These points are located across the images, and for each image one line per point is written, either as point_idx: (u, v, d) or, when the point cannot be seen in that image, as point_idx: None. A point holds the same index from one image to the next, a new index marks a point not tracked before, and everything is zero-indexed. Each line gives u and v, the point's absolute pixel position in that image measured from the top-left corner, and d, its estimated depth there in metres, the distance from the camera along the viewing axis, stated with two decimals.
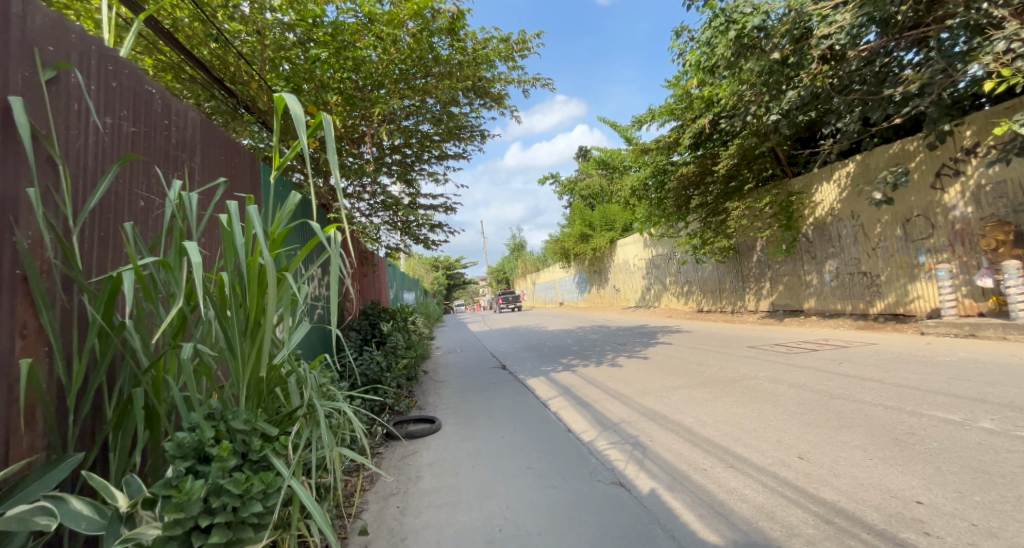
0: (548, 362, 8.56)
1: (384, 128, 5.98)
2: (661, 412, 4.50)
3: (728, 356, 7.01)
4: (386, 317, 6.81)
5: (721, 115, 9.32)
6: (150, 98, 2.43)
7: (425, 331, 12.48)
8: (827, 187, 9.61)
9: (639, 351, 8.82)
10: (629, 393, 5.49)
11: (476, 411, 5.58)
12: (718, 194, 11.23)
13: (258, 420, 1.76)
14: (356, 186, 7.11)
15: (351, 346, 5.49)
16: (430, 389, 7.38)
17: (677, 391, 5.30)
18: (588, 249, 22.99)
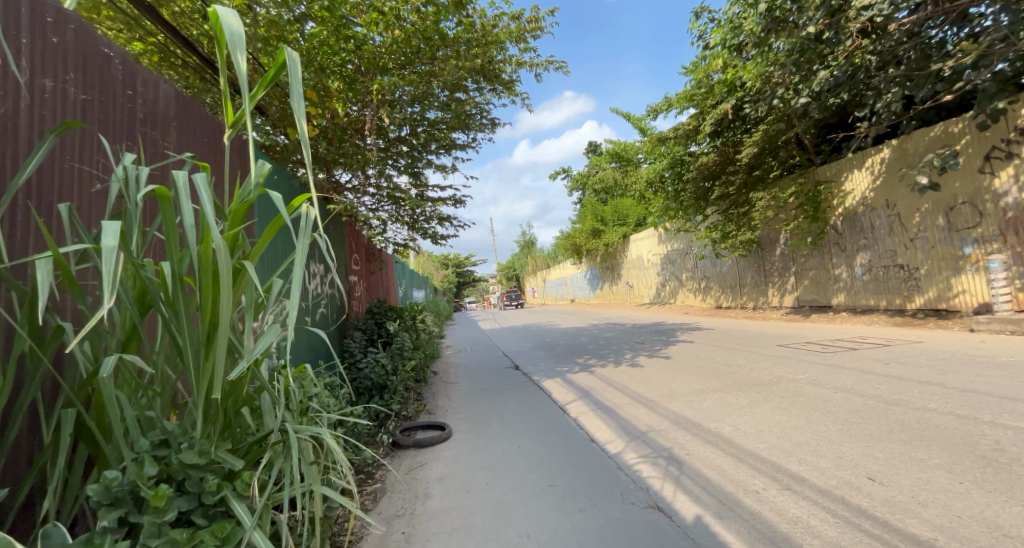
0: (563, 362, 8.16)
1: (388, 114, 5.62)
2: (695, 419, 4.08)
3: (757, 355, 6.55)
4: (393, 315, 6.47)
5: (745, 99, 8.81)
6: (107, 61, 2.07)
7: (435, 330, 12.15)
8: (858, 173, 9.09)
9: (658, 350, 8.39)
10: (655, 396, 5.06)
11: (489, 416, 5.21)
12: (740, 185, 10.70)
13: (218, 451, 1.37)
14: (360, 179, 6.79)
15: (355, 348, 5.17)
16: (440, 390, 7.02)
17: (707, 395, 4.87)
18: (601, 245, 22.52)
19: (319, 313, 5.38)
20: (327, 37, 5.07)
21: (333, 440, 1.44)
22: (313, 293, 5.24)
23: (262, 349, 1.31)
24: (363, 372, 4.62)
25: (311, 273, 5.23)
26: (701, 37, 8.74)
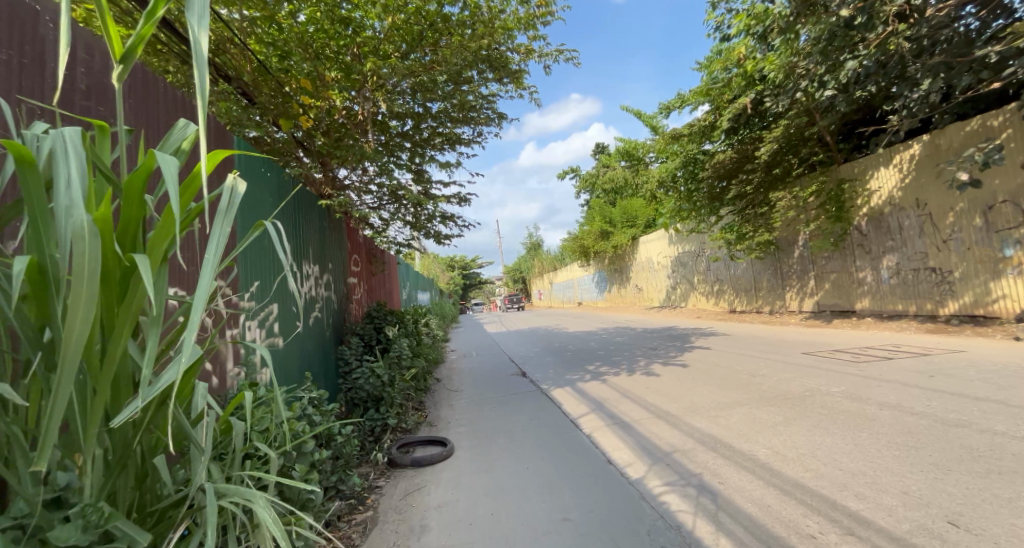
0: (573, 369, 7.77)
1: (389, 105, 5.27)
2: (724, 438, 3.67)
3: (784, 364, 6.11)
4: (393, 320, 6.13)
5: (766, 92, 8.41)
6: (31, 17, 1.74)
7: (440, 333, 11.79)
8: (885, 171, 8.65)
9: (673, 357, 7.97)
10: (676, 410, 4.64)
11: (494, 431, 4.82)
12: (758, 184, 10.28)
13: (111, 521, 1.01)
14: (360, 176, 6.47)
15: (350, 356, 4.84)
16: (443, 399, 6.64)
17: (732, 409, 4.46)
18: (609, 247, 22.07)
19: (312, 319, 5.03)
20: (324, 20, 4.74)
21: (267, 514, 1.12)
22: (305, 297, 4.89)
23: (165, 379, 0.92)
24: (357, 383, 4.25)
25: (304, 275, 4.90)
26: (720, 27, 8.33)
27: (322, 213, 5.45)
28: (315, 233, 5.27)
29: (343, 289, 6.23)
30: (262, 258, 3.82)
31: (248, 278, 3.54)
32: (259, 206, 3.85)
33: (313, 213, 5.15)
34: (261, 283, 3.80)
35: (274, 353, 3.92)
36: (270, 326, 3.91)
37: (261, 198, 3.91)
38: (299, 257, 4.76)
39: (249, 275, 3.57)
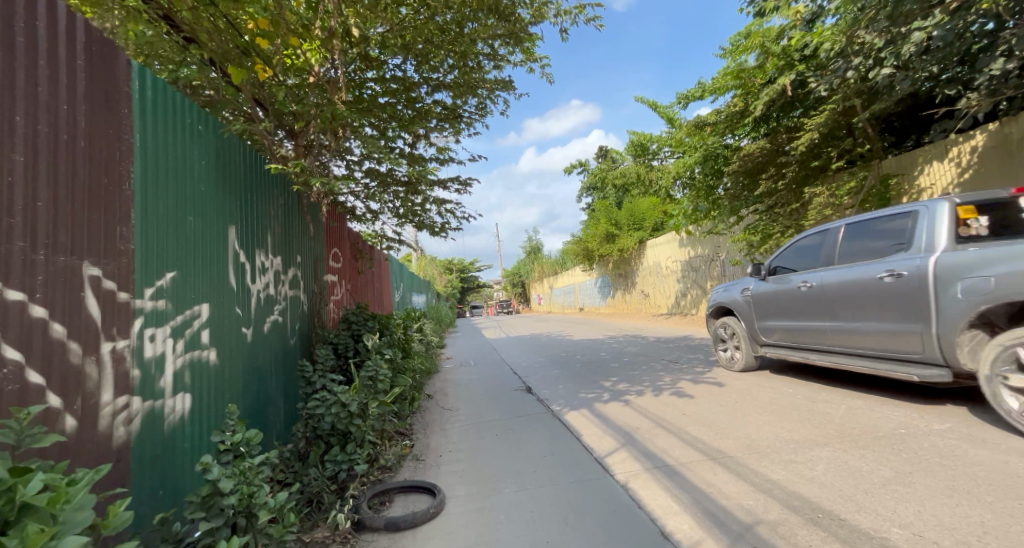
0: (586, 386, 6.73)
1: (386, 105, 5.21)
2: (823, 504, 2.63)
3: (845, 389, 5.07)
4: (375, 327, 5.04)
5: (809, 73, 7.54)
6: None
7: (434, 338, 10.69)
8: (938, 165, 7.70)
9: (701, 373, 6.94)
10: (734, 453, 3.59)
11: (496, 475, 3.73)
12: (793, 181, 9.14)
13: None
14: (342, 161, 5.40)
15: (311, 371, 3.75)
16: (434, 422, 5.56)
17: (810, 452, 3.41)
18: (614, 250, 21.05)
19: (267, 325, 3.97)
20: None
21: None
22: (258, 298, 3.83)
23: None
24: (314, 414, 3.16)
25: (258, 270, 3.85)
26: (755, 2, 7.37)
27: (282, 192, 4.37)
28: (276, 220, 4.23)
29: (318, 289, 5.19)
30: (186, 242, 2.77)
31: (156, 266, 2.49)
32: (186, 171, 2.80)
33: (271, 191, 4.09)
34: (184, 275, 2.74)
35: (200, 371, 2.87)
36: (197, 335, 2.85)
37: (192, 162, 2.86)
38: (251, 246, 3.70)
39: (159, 264, 2.51)
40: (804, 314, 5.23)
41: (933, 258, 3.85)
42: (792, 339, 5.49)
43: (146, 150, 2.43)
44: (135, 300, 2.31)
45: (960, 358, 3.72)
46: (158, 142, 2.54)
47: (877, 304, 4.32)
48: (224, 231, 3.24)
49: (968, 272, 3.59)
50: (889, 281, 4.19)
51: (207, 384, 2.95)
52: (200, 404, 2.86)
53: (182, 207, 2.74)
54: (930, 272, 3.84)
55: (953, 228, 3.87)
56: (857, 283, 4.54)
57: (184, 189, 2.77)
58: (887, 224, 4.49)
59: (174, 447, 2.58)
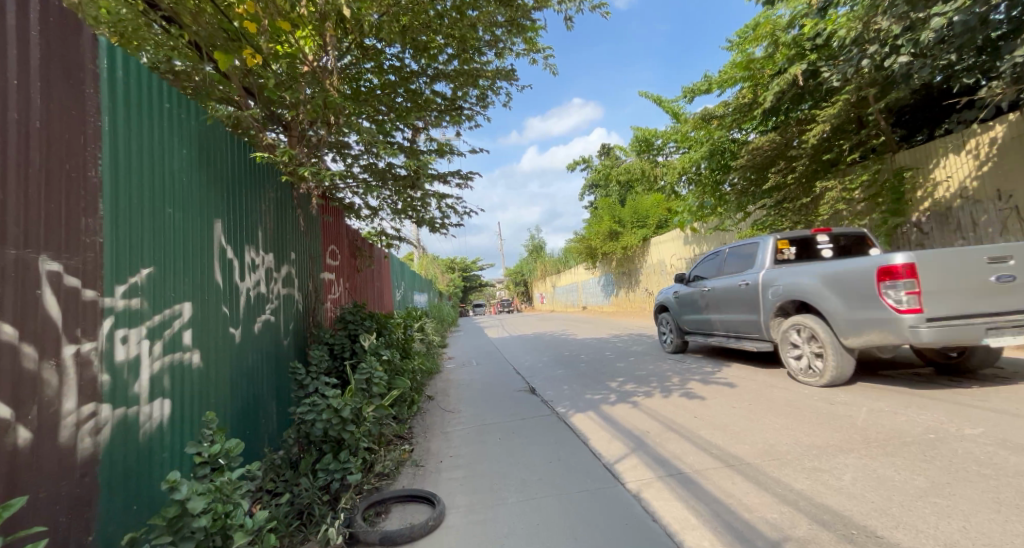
0: (592, 387, 6.53)
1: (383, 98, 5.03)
2: (855, 519, 2.42)
3: (863, 390, 4.87)
4: (372, 326, 4.84)
5: (821, 63, 7.30)
6: None
7: (435, 337, 10.51)
8: (954, 158, 7.47)
9: (710, 373, 6.73)
10: (751, 459, 3.38)
11: (499, 484, 3.53)
12: (803, 175, 8.91)
13: None
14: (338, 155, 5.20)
15: (304, 373, 3.56)
16: (434, 425, 5.38)
17: (834, 459, 3.19)
18: (618, 248, 20.85)
19: (258, 325, 3.77)
20: None
21: None
22: (248, 297, 3.63)
23: None
24: (304, 420, 2.96)
25: (248, 267, 3.65)
26: None
27: (273, 185, 4.15)
28: (268, 215, 4.03)
29: (313, 287, 4.99)
30: (165, 236, 2.57)
31: (130, 261, 2.29)
32: (166, 160, 2.60)
33: (260, 183, 3.88)
34: (162, 272, 2.55)
35: (181, 374, 2.68)
36: (178, 336, 2.66)
37: (173, 150, 2.66)
38: (240, 242, 3.51)
39: (134, 259, 2.32)
40: (706, 309, 7.31)
41: (761, 273, 6.04)
42: (701, 327, 7.55)
43: (118, 135, 2.23)
44: (102, 299, 2.11)
45: (774, 334, 5.83)
46: (133, 127, 2.34)
47: (737, 303, 6.43)
48: (211, 226, 3.05)
49: (776, 281, 5.73)
50: (744, 286, 6.31)
51: (189, 389, 2.75)
52: (181, 410, 2.67)
53: (160, 199, 2.54)
54: (760, 281, 5.99)
55: (775, 254, 6.08)
56: (731, 287, 6.64)
57: (164, 179, 2.58)
58: (750, 247, 6.62)
59: (151, 459, 2.38)
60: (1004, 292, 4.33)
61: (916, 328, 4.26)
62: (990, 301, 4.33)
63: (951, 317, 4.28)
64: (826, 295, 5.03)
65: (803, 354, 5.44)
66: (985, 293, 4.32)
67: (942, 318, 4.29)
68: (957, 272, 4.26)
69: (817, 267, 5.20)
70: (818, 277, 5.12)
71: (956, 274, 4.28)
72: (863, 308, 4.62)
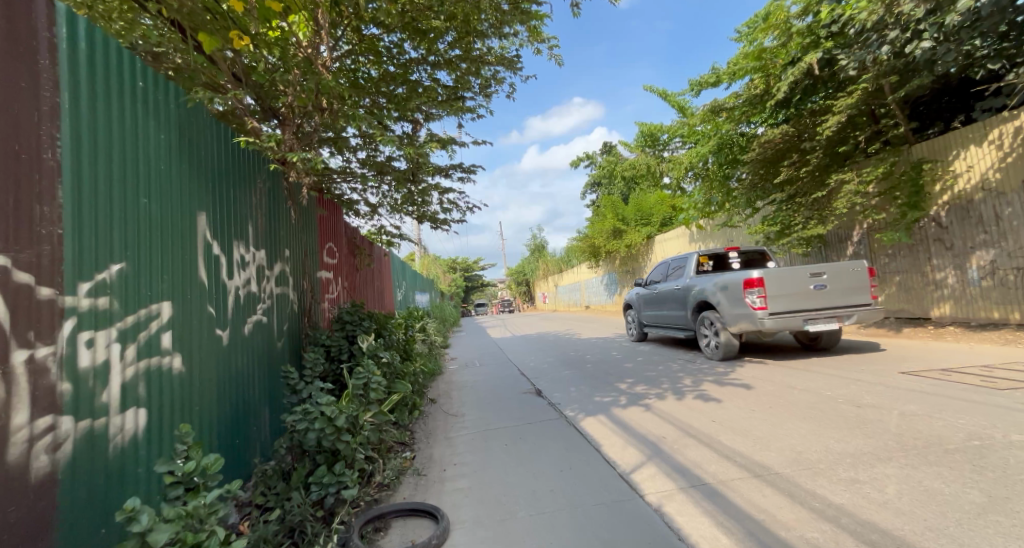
0: (601, 388, 6.29)
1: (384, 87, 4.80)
2: (909, 538, 2.17)
3: (889, 391, 4.64)
4: (370, 326, 4.58)
5: (838, 50, 7.04)
6: None
7: (437, 338, 10.28)
8: (976, 149, 7.28)
9: (723, 374, 6.48)
10: (780, 468, 3.13)
11: (507, 495, 3.28)
12: (817, 168, 8.65)
13: None
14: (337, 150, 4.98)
15: (296, 377, 3.30)
16: (437, 430, 5.13)
17: (872, 468, 2.93)
18: (622, 246, 20.61)
19: (248, 326, 3.53)
20: None
21: None
22: (237, 296, 3.39)
23: None
24: (296, 429, 2.70)
25: (238, 264, 3.41)
26: None
27: (264, 176, 3.90)
28: (259, 209, 3.79)
29: (308, 285, 4.75)
30: (140, 229, 2.33)
31: (96, 255, 2.05)
32: (141, 144, 2.36)
33: (250, 173, 3.63)
34: (137, 267, 2.31)
35: (159, 379, 2.44)
36: (155, 338, 2.41)
37: (148, 134, 2.43)
38: (228, 237, 3.27)
39: (101, 253, 2.08)
40: (656, 306, 9.38)
41: (687, 281, 8.07)
42: (653, 320, 9.61)
43: (82, 114, 2.01)
44: (61, 296, 1.87)
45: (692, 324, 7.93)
46: (100, 105, 2.11)
47: (672, 302, 8.56)
48: (194, 218, 2.82)
49: (694, 286, 7.81)
50: (677, 290, 8.34)
51: (168, 396, 2.51)
52: (159, 418, 2.43)
53: (134, 186, 2.30)
54: (685, 287, 8.05)
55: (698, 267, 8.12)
56: (671, 290, 8.68)
57: (138, 165, 2.34)
58: (684, 260, 8.66)
59: (122, 475, 2.14)
60: (821, 295, 6.46)
61: (763, 319, 6.33)
62: (811, 302, 6.47)
63: (787, 311, 6.37)
64: (718, 296, 7.12)
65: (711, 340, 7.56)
66: (807, 296, 6.46)
67: (781, 312, 6.39)
68: (791, 282, 6.34)
69: (715, 277, 7.28)
70: (715, 284, 7.17)
71: (791, 283, 6.37)
72: (738, 305, 6.64)
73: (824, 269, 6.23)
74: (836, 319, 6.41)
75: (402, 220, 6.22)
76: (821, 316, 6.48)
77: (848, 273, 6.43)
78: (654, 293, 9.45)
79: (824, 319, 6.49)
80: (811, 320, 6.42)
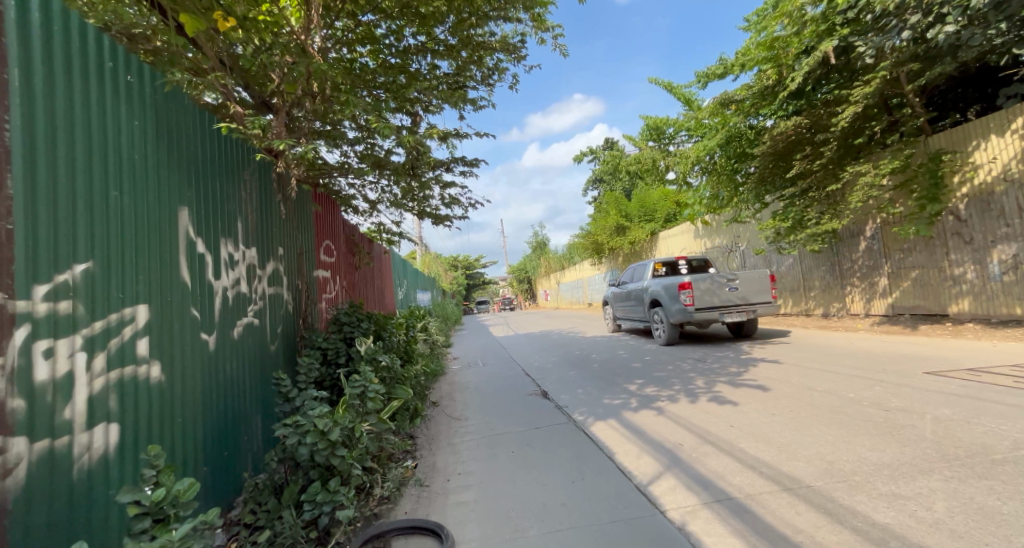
0: (610, 390, 6.07)
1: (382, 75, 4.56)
2: None
3: (916, 393, 4.40)
4: (368, 328, 4.35)
5: (855, 36, 6.77)
6: None
7: (439, 337, 10.06)
8: (996, 140, 7.05)
9: (737, 374, 6.25)
10: (813, 481, 2.89)
11: (517, 510, 3.05)
12: (831, 160, 8.38)
13: None
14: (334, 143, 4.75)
15: (289, 384, 3.07)
16: (440, 435, 4.91)
17: (914, 482, 2.69)
18: (625, 243, 20.37)
19: (238, 329, 3.30)
20: None
21: None
22: (226, 297, 3.16)
23: None
24: (285, 444, 2.46)
25: (226, 263, 3.18)
26: None
27: (254, 169, 3.66)
28: (250, 204, 3.56)
29: (303, 284, 4.51)
30: (111, 225, 2.11)
31: (55, 254, 1.82)
32: (110, 130, 2.13)
33: (238, 165, 3.39)
34: (106, 267, 2.07)
35: (135, 391, 2.21)
36: (129, 346, 2.19)
37: (119, 120, 2.19)
38: (215, 234, 3.04)
39: (61, 252, 1.85)
40: (625, 303, 11.28)
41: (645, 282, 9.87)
42: (624, 315, 11.42)
43: (34, 94, 1.78)
44: (14, 303, 1.65)
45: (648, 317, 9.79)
46: (57, 85, 1.88)
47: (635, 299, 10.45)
48: (175, 213, 2.58)
49: (648, 287, 9.66)
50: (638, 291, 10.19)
51: (146, 408, 2.29)
52: (135, 434, 2.20)
53: (103, 177, 2.07)
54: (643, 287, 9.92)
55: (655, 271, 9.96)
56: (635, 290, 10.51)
57: (106, 154, 2.11)
58: (646, 266, 10.47)
59: (92, 499, 1.91)
60: (736, 294, 8.35)
61: (689, 314, 8.22)
62: (728, 300, 8.37)
63: (708, 308, 8.28)
64: (663, 295, 8.99)
65: (660, 328, 9.44)
66: (724, 296, 8.39)
67: (704, 308, 8.29)
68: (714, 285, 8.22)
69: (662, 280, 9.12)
70: (661, 285, 9.04)
71: (713, 286, 8.28)
72: (674, 302, 8.52)
73: (737, 275, 8.09)
74: (746, 313, 8.32)
75: (403, 220, 6.28)
76: (734, 310, 8.44)
77: (757, 278, 8.32)
78: (624, 292, 11.17)
79: (737, 313, 8.41)
80: (728, 314, 8.31)
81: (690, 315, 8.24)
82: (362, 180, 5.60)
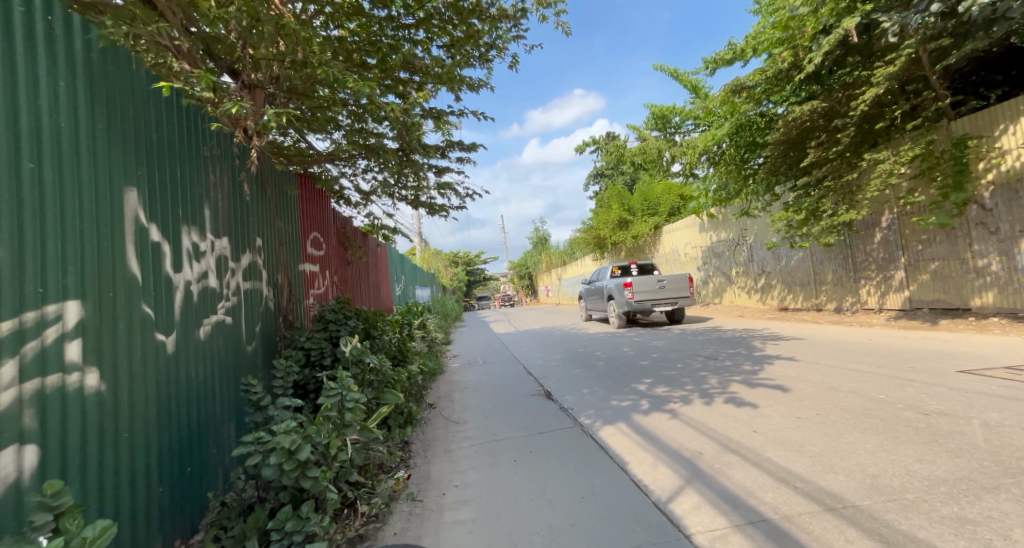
0: (618, 390, 5.72)
1: (370, 48, 4.18)
2: None
3: (955, 395, 4.04)
4: (355, 327, 3.98)
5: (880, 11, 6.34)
6: None
7: (439, 335, 9.70)
8: None
9: (752, 373, 5.88)
10: (858, 498, 2.53)
11: (521, 532, 2.68)
12: (847, 147, 7.97)
13: None
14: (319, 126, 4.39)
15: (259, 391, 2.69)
16: (437, 441, 4.54)
17: (980, 502, 2.33)
18: (628, 237, 19.99)
19: (205, 329, 2.93)
20: None
21: None
22: (190, 292, 2.79)
23: None
24: (247, 464, 2.08)
25: (190, 255, 2.81)
26: None
27: (224, 150, 3.27)
28: (220, 188, 3.17)
29: (285, 279, 4.13)
30: (23, 204, 1.74)
31: None
32: (23, 89, 1.75)
33: (205, 143, 3.01)
34: (16, 254, 1.71)
35: (60, 404, 1.85)
36: (53, 350, 1.83)
37: (36, 78, 1.82)
38: (176, 221, 2.67)
39: None
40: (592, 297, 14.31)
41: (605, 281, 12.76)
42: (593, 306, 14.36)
43: None
44: None
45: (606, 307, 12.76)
46: None
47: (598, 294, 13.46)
48: (120, 194, 2.21)
49: (608, 284, 12.58)
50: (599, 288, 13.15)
51: (79, 424, 1.92)
52: (61, 456, 1.83)
53: (11, 147, 1.71)
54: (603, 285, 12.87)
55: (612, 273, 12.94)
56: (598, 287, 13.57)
57: (15, 118, 1.74)
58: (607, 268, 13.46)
59: None
60: (664, 290, 11.36)
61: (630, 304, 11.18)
62: (659, 294, 11.37)
63: (644, 300, 11.27)
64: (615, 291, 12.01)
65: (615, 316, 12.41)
66: (656, 292, 11.40)
67: (641, 300, 11.29)
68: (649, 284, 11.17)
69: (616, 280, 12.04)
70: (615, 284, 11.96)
71: (648, 284, 11.30)
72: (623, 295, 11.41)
73: (665, 276, 11.06)
74: (672, 303, 11.28)
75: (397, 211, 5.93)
76: (664, 302, 11.40)
77: (678, 279, 11.37)
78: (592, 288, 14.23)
79: (666, 303, 11.40)
80: (658, 304, 11.30)
81: (632, 305, 11.22)
82: (353, 168, 5.24)
